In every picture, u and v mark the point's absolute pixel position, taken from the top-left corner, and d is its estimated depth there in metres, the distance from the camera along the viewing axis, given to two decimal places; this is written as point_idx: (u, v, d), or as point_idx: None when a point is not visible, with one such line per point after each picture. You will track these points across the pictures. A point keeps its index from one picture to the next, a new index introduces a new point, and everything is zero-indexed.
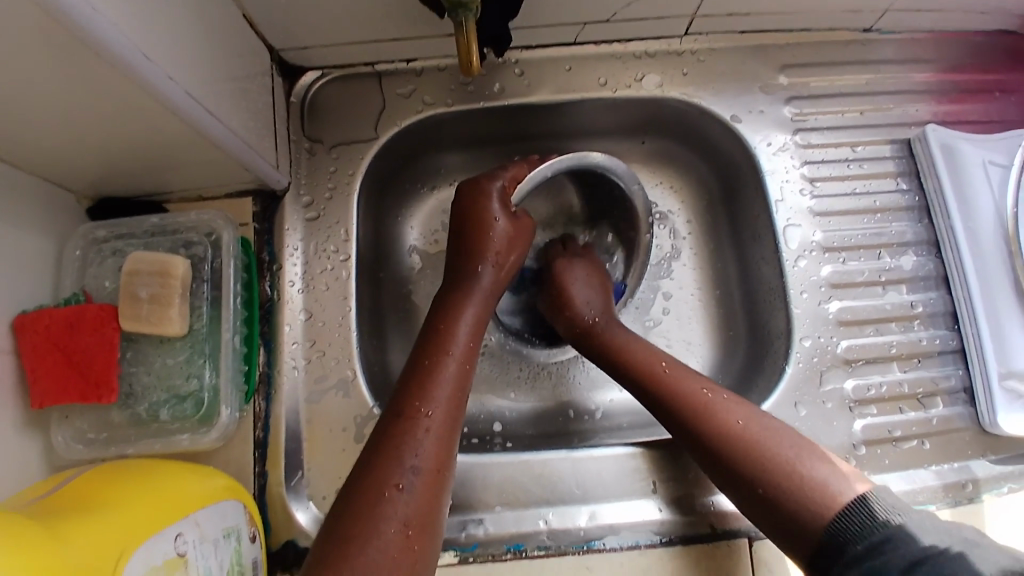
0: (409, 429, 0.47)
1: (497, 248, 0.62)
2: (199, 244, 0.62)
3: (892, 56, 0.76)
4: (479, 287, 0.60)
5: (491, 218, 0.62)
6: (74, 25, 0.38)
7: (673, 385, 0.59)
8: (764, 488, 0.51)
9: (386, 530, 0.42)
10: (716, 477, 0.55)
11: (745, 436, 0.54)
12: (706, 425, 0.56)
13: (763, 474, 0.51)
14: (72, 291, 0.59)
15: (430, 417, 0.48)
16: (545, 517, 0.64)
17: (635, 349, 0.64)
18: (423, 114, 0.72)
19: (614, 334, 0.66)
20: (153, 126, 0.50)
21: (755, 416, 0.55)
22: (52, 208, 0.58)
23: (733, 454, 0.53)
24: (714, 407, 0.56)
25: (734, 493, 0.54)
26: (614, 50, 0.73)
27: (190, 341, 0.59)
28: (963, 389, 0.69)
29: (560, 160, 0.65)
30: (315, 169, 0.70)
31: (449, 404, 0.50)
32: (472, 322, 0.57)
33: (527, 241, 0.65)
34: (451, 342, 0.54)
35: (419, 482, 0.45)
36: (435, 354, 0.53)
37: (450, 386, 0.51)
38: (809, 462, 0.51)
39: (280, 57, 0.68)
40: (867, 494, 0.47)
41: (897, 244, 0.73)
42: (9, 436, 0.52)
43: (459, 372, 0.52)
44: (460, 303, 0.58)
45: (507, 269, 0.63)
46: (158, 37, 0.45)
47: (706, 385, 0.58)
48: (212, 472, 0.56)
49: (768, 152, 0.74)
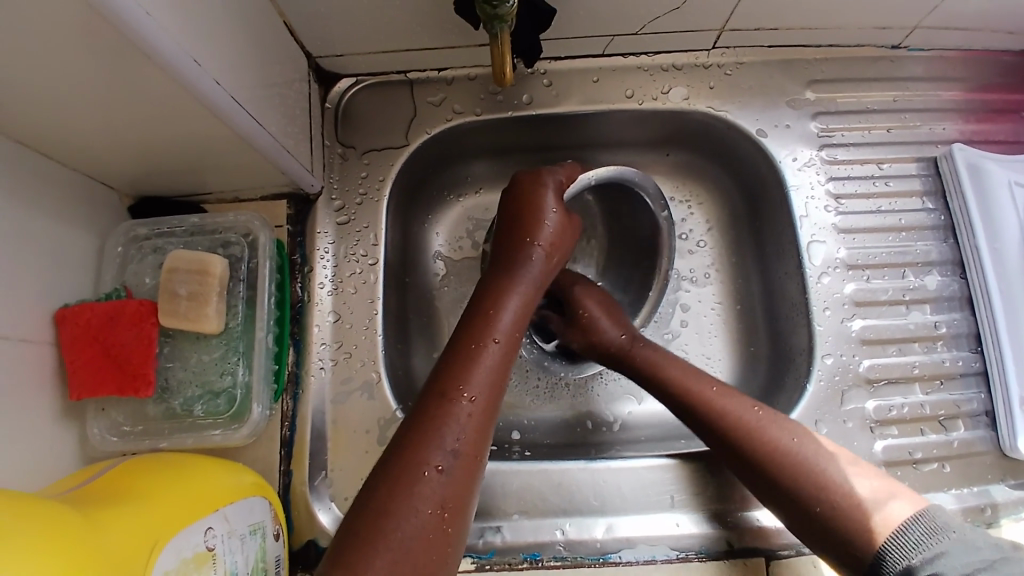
0: (451, 410, 0.46)
1: (548, 238, 0.62)
2: (237, 245, 0.64)
3: (921, 74, 0.76)
4: (525, 273, 0.59)
5: (545, 209, 0.62)
6: (129, 28, 0.39)
7: (720, 405, 0.58)
8: (822, 508, 0.51)
9: (421, 510, 0.42)
10: (768, 498, 0.55)
11: (797, 455, 0.54)
12: (761, 446, 0.55)
13: (820, 493, 0.52)
14: (112, 285, 0.60)
15: (472, 401, 0.48)
16: (562, 528, 0.64)
17: (679, 367, 0.63)
18: (453, 122, 0.73)
19: (656, 352, 0.65)
20: (196, 127, 0.51)
21: (806, 434, 0.55)
22: (95, 205, 0.60)
23: (786, 475, 0.53)
24: (765, 427, 0.56)
25: (785, 511, 0.54)
26: (641, 63, 0.74)
27: (225, 338, 0.61)
28: (985, 412, 0.69)
29: (602, 172, 0.67)
30: (347, 174, 0.71)
31: (490, 389, 0.49)
32: (517, 309, 0.56)
33: (571, 238, 0.65)
34: (495, 327, 0.53)
35: (457, 464, 0.44)
36: (481, 338, 0.52)
37: (492, 371, 0.50)
38: (862, 482, 0.51)
39: (317, 63, 0.70)
40: (923, 512, 0.48)
41: (921, 264, 0.73)
42: (47, 426, 0.53)
43: (501, 358, 0.52)
44: (504, 289, 0.57)
45: (553, 262, 0.62)
46: (203, 42, 0.46)
47: (755, 405, 0.58)
48: (240, 469, 0.57)
49: (794, 167, 0.74)
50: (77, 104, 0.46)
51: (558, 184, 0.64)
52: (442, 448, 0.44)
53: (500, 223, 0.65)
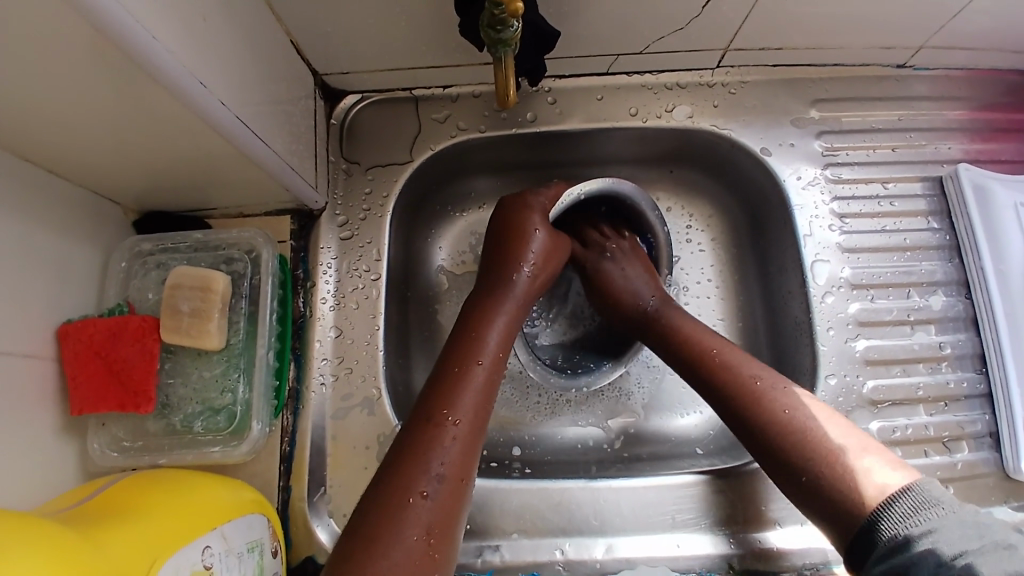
0: (437, 436, 0.47)
1: (534, 260, 0.62)
2: (240, 261, 0.64)
3: (926, 93, 0.76)
4: (512, 295, 0.60)
5: (530, 229, 0.63)
6: (135, 51, 0.40)
7: (726, 371, 0.60)
8: (808, 478, 0.52)
9: (407, 536, 0.41)
10: (766, 466, 0.56)
11: (791, 426, 0.54)
12: (758, 415, 0.56)
13: (809, 464, 0.52)
14: (115, 301, 0.61)
15: (457, 424, 0.48)
16: (562, 548, 0.64)
17: (692, 334, 0.64)
18: (456, 139, 0.73)
19: (680, 318, 0.67)
20: (201, 145, 0.52)
21: (803, 406, 0.55)
22: (100, 220, 0.60)
23: (778, 445, 0.54)
24: (763, 396, 0.57)
25: (781, 478, 0.54)
26: (645, 81, 0.74)
27: (227, 355, 0.61)
28: (989, 433, 0.69)
29: (593, 185, 0.67)
30: (350, 190, 0.71)
31: (476, 411, 0.49)
32: (503, 330, 0.56)
33: (558, 261, 0.65)
34: (479, 350, 0.53)
35: (443, 490, 0.44)
36: (465, 362, 0.52)
37: (479, 394, 0.50)
38: (856, 455, 0.51)
39: (323, 80, 0.70)
40: (910, 487, 0.47)
41: (926, 284, 0.72)
42: (47, 441, 0.53)
43: (487, 381, 0.52)
44: (490, 310, 0.58)
45: (538, 283, 0.63)
46: (209, 63, 0.47)
47: (759, 372, 0.59)
48: (238, 485, 0.57)
49: (798, 186, 0.74)
50: (83, 123, 0.47)
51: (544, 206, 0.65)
52: (428, 474, 0.44)
53: (489, 244, 0.65)
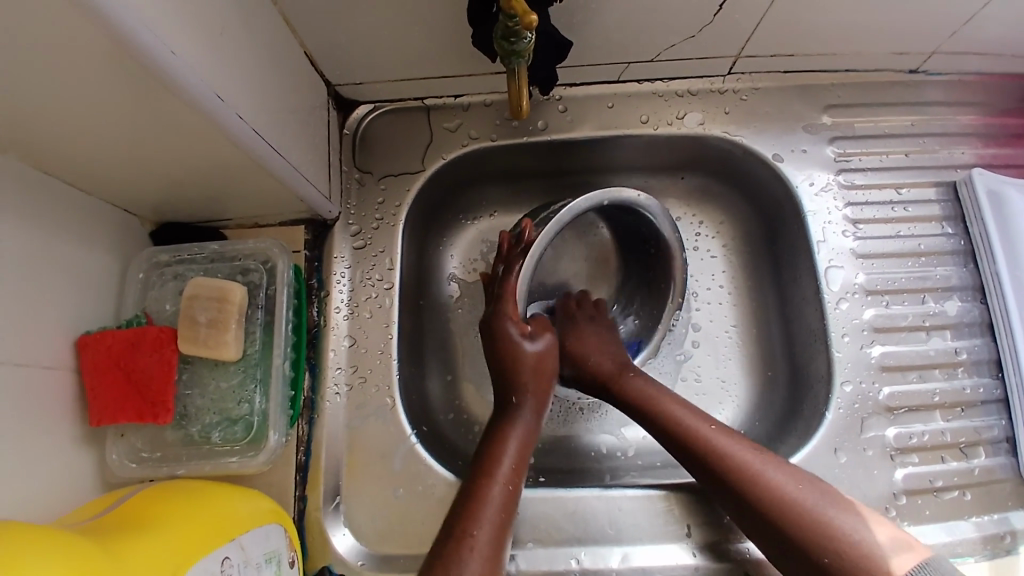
0: (457, 553, 0.49)
1: (530, 370, 0.63)
2: (256, 272, 0.64)
3: (938, 98, 0.76)
4: (521, 416, 0.61)
5: (518, 338, 0.63)
6: (154, 64, 0.40)
7: (719, 448, 0.59)
8: (829, 557, 0.51)
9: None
10: (777, 550, 0.55)
11: (796, 501, 0.54)
12: (758, 492, 0.56)
13: (825, 543, 0.51)
14: (134, 312, 0.61)
15: (475, 537, 0.50)
16: (577, 557, 0.64)
17: (678, 409, 0.63)
18: (468, 148, 0.74)
19: (649, 386, 0.66)
20: (218, 156, 0.52)
21: (800, 478, 0.56)
22: (117, 231, 0.61)
23: (784, 522, 0.54)
24: (761, 470, 0.57)
25: (796, 563, 0.53)
26: (656, 88, 0.74)
27: (244, 365, 0.61)
28: (1006, 438, 0.68)
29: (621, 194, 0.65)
30: (364, 200, 0.72)
31: (494, 525, 0.52)
32: (517, 446, 0.58)
33: (554, 365, 0.65)
34: (495, 467, 0.56)
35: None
36: (481, 479, 0.55)
37: (498, 513, 0.52)
38: (867, 528, 0.51)
39: (337, 91, 0.71)
40: (927, 560, 0.48)
41: (941, 289, 0.72)
42: (67, 451, 0.54)
43: (505, 497, 0.54)
44: (499, 436, 0.59)
45: (542, 394, 0.63)
46: (226, 76, 0.47)
47: (750, 446, 0.59)
48: (257, 496, 0.57)
49: (811, 192, 0.74)
50: (104, 136, 0.48)
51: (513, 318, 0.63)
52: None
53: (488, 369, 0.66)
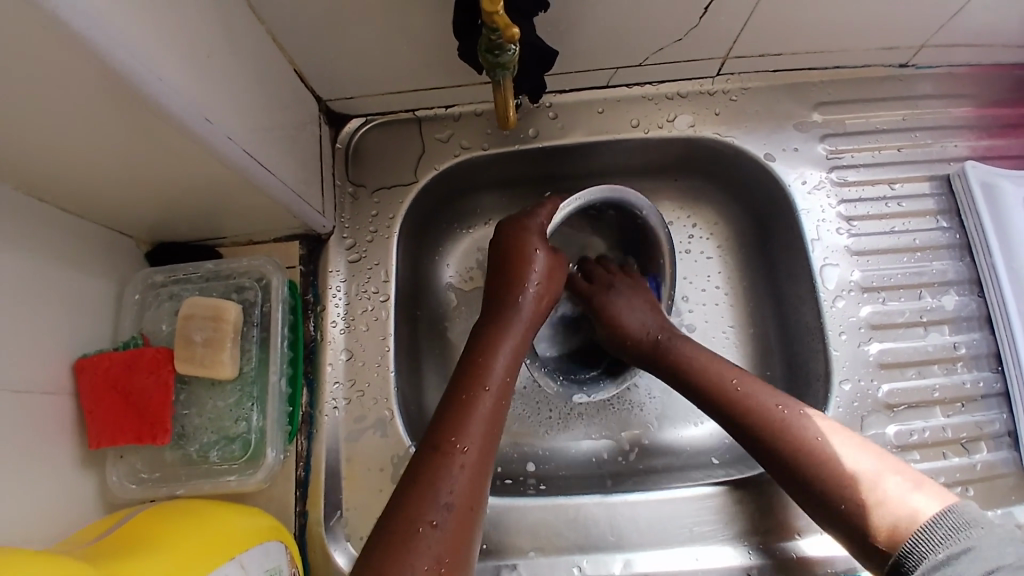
0: (445, 462, 0.48)
1: (537, 281, 0.63)
2: (250, 289, 0.65)
3: (929, 92, 0.76)
4: (519, 315, 0.61)
5: (530, 251, 0.63)
6: (141, 90, 0.40)
7: (750, 401, 0.60)
8: (851, 505, 0.53)
9: (419, 567, 0.43)
10: (797, 495, 0.57)
11: (824, 454, 0.55)
12: (786, 444, 0.57)
13: (844, 493, 0.53)
14: (130, 333, 0.62)
15: (465, 452, 0.49)
16: (579, 565, 0.64)
17: (710, 365, 0.64)
18: (460, 158, 0.74)
19: (688, 347, 0.66)
20: (208, 176, 0.52)
21: (830, 431, 0.56)
22: (113, 253, 0.61)
23: (811, 473, 0.55)
24: (791, 424, 0.57)
25: (814, 508, 0.56)
26: (646, 92, 0.74)
27: (240, 383, 0.61)
28: (1007, 432, 0.68)
29: (644, 203, 0.70)
30: (357, 213, 0.72)
31: (483, 437, 0.51)
32: (510, 354, 0.57)
33: (562, 277, 0.66)
34: (487, 376, 0.55)
35: (452, 518, 0.46)
36: (472, 388, 0.53)
37: (486, 421, 0.52)
38: (889, 479, 0.52)
39: (327, 106, 0.71)
40: (949, 509, 0.48)
41: (938, 284, 0.72)
42: (68, 474, 0.54)
43: (494, 406, 0.53)
44: (496, 337, 0.59)
45: (545, 301, 0.64)
46: (215, 98, 0.48)
47: (782, 402, 0.59)
48: (257, 512, 0.58)
49: (803, 190, 0.74)
50: (94, 161, 0.48)
51: (541, 227, 0.65)
52: (437, 503, 0.46)
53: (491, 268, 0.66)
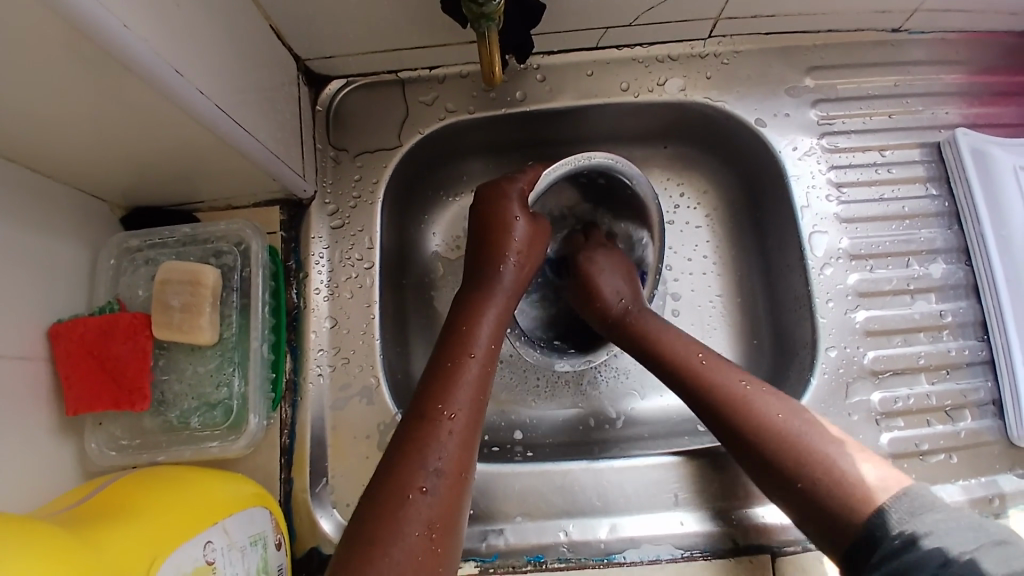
0: (432, 430, 0.47)
1: (518, 248, 0.62)
2: (229, 254, 0.63)
3: (922, 57, 0.74)
4: (501, 282, 0.60)
5: (511, 217, 0.63)
6: (107, 42, 0.38)
7: (710, 377, 0.58)
8: (806, 482, 0.51)
9: (409, 533, 0.42)
10: (752, 471, 0.55)
11: (782, 430, 0.53)
12: (745, 419, 0.55)
13: (802, 469, 0.51)
14: (106, 298, 0.60)
15: (453, 419, 0.49)
16: (565, 529, 0.64)
17: (673, 340, 0.62)
18: (445, 121, 0.72)
19: (650, 322, 0.65)
20: (183, 136, 0.50)
21: (792, 409, 0.55)
22: (86, 218, 0.59)
23: (769, 449, 0.53)
24: (750, 400, 0.56)
25: (770, 484, 0.53)
26: (636, 54, 0.72)
27: (221, 349, 0.60)
28: (992, 401, 0.68)
29: (636, 174, 0.68)
30: (339, 177, 0.70)
31: (471, 404, 0.50)
32: (493, 322, 0.57)
33: (543, 243, 0.65)
34: (472, 343, 0.54)
35: (442, 484, 0.45)
36: (458, 356, 0.53)
37: (473, 388, 0.51)
38: (852, 461, 0.50)
39: (307, 66, 0.69)
40: (906, 489, 0.47)
41: (926, 252, 0.72)
42: (45, 443, 0.53)
43: (481, 373, 0.53)
44: (479, 304, 0.58)
45: (528, 268, 0.63)
46: (186, 53, 0.46)
47: (744, 378, 0.58)
48: (241, 480, 0.57)
49: (794, 156, 0.73)
50: (61, 121, 0.46)
51: (522, 191, 0.64)
52: (426, 469, 0.45)
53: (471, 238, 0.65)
